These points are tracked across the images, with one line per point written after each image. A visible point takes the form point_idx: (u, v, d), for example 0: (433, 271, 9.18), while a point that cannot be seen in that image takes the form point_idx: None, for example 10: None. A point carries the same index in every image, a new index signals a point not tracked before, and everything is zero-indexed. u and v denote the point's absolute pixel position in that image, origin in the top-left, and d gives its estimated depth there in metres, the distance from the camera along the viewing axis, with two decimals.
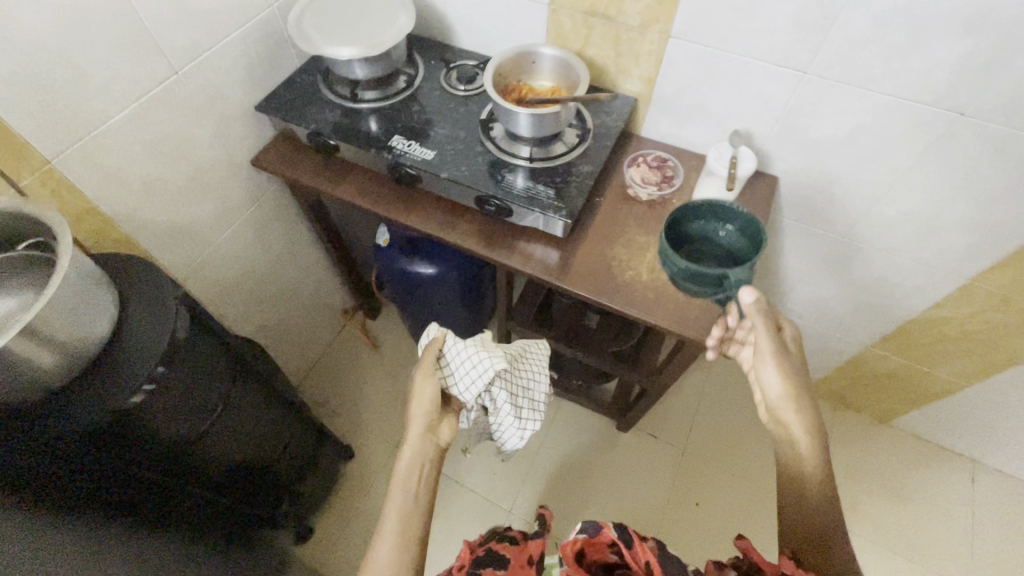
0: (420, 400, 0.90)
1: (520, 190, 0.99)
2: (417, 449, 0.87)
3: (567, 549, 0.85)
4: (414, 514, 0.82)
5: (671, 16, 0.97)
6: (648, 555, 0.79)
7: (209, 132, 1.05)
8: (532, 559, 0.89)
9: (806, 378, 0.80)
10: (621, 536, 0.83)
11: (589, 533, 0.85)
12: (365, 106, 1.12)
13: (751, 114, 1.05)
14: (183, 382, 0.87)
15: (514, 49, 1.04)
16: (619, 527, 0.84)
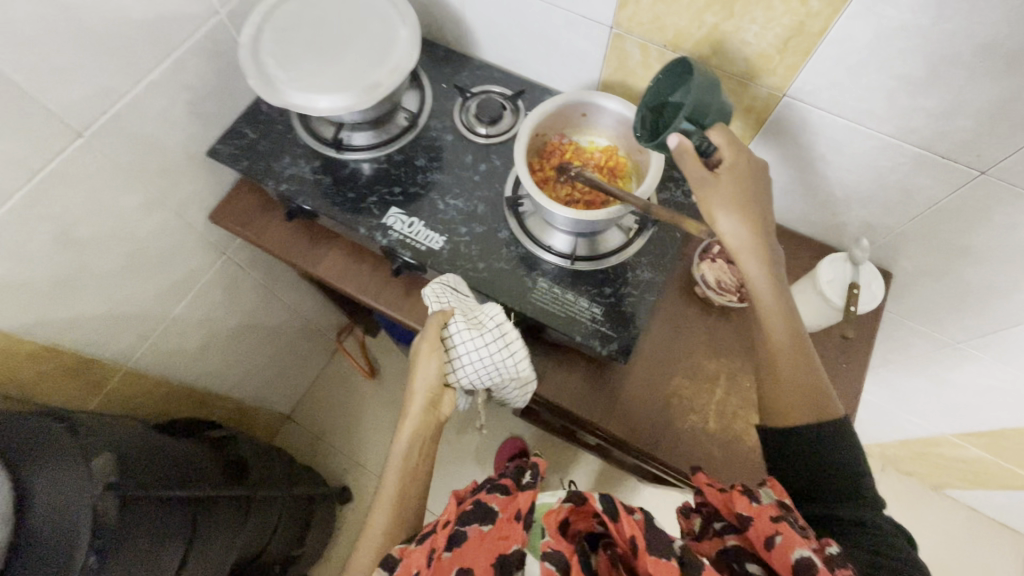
0: (422, 376, 0.73)
1: (556, 306, 0.75)
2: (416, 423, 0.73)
3: (547, 520, 0.60)
4: (410, 484, 0.73)
5: (793, 71, 0.66)
6: (638, 530, 0.56)
7: (145, 194, 0.79)
8: (521, 513, 0.63)
9: (748, 174, 0.64)
10: (606, 509, 0.59)
11: (575, 504, 0.63)
12: (354, 158, 0.84)
13: (878, 202, 0.77)
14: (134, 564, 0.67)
15: (558, 100, 0.73)
16: (603, 501, 0.60)
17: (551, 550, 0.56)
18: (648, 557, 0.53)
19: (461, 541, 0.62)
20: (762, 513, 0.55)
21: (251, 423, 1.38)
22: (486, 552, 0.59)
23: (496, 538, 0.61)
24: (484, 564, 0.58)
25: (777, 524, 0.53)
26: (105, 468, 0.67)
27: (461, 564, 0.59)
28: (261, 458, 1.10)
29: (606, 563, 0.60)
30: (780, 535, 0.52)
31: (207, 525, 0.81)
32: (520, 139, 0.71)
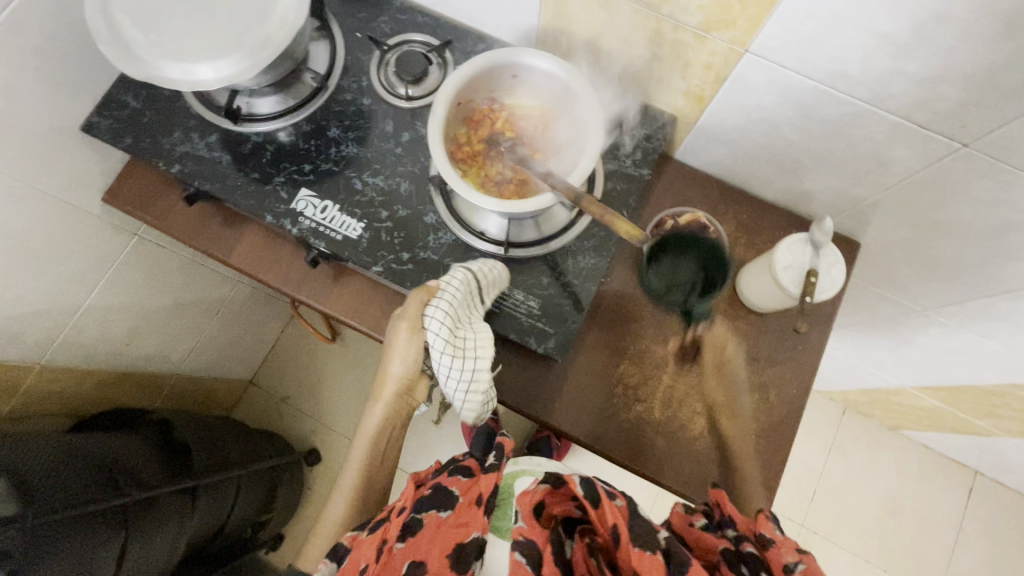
0: (399, 359, 0.63)
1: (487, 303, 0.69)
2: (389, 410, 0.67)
3: (521, 503, 0.56)
4: (373, 469, 0.68)
5: (756, 24, 0.55)
6: (621, 519, 0.49)
7: (12, 183, 0.69)
8: (482, 498, 0.58)
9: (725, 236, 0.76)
10: (586, 493, 0.53)
11: (552, 485, 0.57)
12: (257, 130, 0.72)
13: (848, 171, 0.69)
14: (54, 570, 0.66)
15: (480, 61, 0.62)
16: (585, 486, 0.53)
17: (523, 538, 0.52)
18: (632, 550, 0.46)
19: (417, 529, 0.54)
20: (786, 542, 0.49)
21: (206, 393, 1.35)
22: (444, 540, 0.53)
23: (455, 526, 0.54)
24: (439, 555, 0.51)
25: (803, 556, 0.47)
26: (7, 496, 0.64)
27: (414, 560, 0.51)
28: (209, 434, 1.07)
29: (581, 555, 0.51)
30: (802, 564, 0.46)
31: (146, 528, 0.79)
32: (433, 113, 0.61)
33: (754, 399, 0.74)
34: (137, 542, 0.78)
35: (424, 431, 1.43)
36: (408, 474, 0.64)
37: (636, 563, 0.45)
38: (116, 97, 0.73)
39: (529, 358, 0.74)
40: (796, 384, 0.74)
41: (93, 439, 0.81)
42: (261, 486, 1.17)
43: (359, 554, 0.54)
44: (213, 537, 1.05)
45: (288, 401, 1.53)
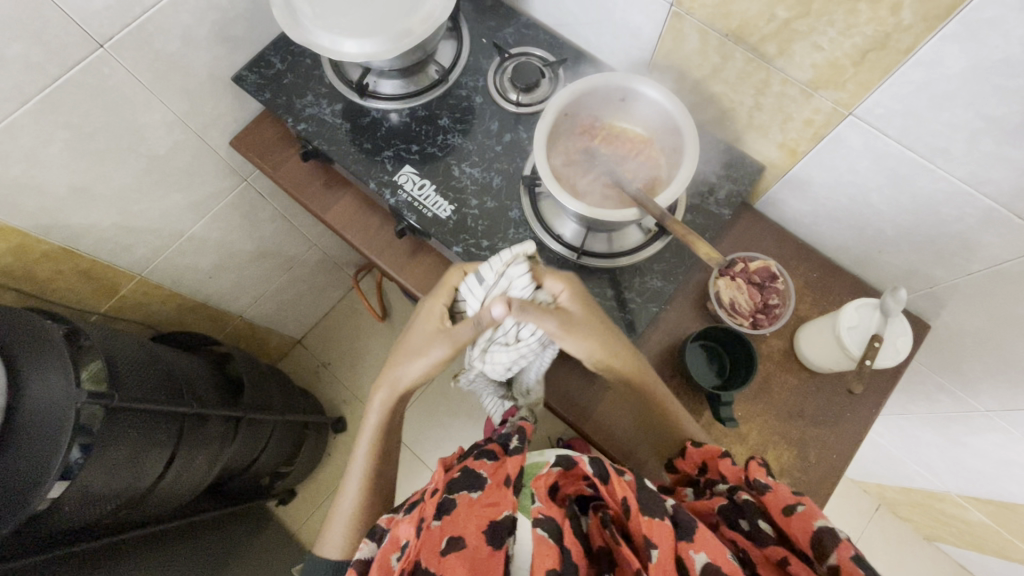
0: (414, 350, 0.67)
1: None
2: (385, 406, 0.69)
3: (537, 485, 0.58)
4: (378, 469, 0.71)
5: (865, 89, 0.58)
6: (630, 492, 0.53)
7: (165, 113, 0.79)
8: (510, 479, 0.60)
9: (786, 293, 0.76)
10: (596, 472, 0.56)
11: (564, 466, 0.59)
12: (377, 107, 0.80)
13: (930, 249, 0.69)
14: (118, 456, 0.72)
15: (594, 79, 0.67)
16: (594, 464, 0.56)
17: (541, 516, 0.54)
18: (640, 516, 0.51)
19: (452, 508, 0.57)
20: (779, 486, 0.54)
21: (261, 341, 1.44)
22: (477, 517, 0.55)
23: (486, 505, 0.57)
24: (476, 530, 0.54)
25: (799, 496, 0.51)
26: (97, 376, 0.71)
27: (453, 535, 0.54)
28: (259, 376, 1.15)
29: (596, 527, 0.56)
30: (801, 505, 0.50)
31: (193, 441, 0.86)
32: (544, 118, 0.66)
33: (792, 454, 0.74)
34: (185, 452, 0.84)
35: (447, 425, 1.47)
36: (436, 458, 0.65)
37: (647, 529, 0.50)
38: (266, 57, 0.83)
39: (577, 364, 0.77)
40: (838, 450, 0.73)
41: (167, 354, 0.89)
42: (287, 439, 1.23)
43: (399, 532, 0.56)
44: (236, 473, 1.11)
45: (328, 366, 1.60)
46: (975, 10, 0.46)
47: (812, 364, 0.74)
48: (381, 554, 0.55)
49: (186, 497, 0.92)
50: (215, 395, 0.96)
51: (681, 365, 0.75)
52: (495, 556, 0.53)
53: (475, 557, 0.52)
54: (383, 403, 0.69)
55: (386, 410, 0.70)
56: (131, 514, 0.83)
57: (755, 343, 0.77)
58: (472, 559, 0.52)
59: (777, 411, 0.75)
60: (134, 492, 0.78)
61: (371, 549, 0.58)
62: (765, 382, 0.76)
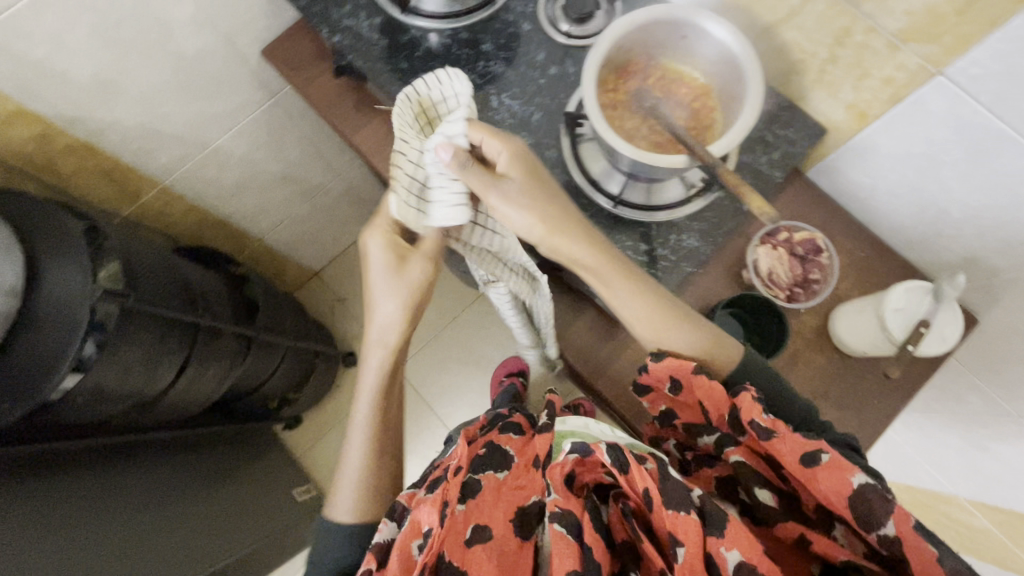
0: (385, 292, 0.59)
1: None
2: (380, 373, 0.65)
3: (551, 474, 0.56)
4: (386, 431, 0.69)
5: (964, 43, 0.52)
6: (653, 483, 0.51)
7: (196, 10, 0.75)
8: (537, 459, 0.63)
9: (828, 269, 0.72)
10: (614, 461, 0.53)
11: (581, 454, 0.56)
12: (418, 24, 0.75)
13: (997, 236, 0.64)
14: (130, 357, 0.72)
15: (657, 10, 0.61)
16: (611, 453, 0.53)
17: (559, 510, 0.54)
18: (665, 513, 0.49)
19: (478, 491, 0.59)
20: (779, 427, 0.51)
21: (278, 268, 1.44)
22: (505, 504, 0.59)
23: (514, 488, 0.60)
24: (502, 518, 0.58)
25: (816, 442, 0.49)
26: (114, 276, 0.69)
27: (477, 524, 0.56)
28: (273, 300, 1.14)
29: (618, 518, 0.56)
30: (824, 453, 0.48)
31: (205, 354, 0.86)
32: (596, 47, 0.61)
33: None
34: (196, 363, 0.85)
35: (455, 372, 1.47)
36: (459, 429, 0.65)
37: (672, 526, 0.49)
38: None
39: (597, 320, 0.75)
40: (859, 435, 0.71)
41: (185, 267, 0.88)
42: (295, 368, 1.24)
43: (420, 517, 0.55)
44: (243, 393, 1.12)
45: (342, 301, 1.60)
46: None
47: (846, 348, 0.70)
48: (402, 539, 0.54)
49: (192, 408, 0.93)
50: (230, 313, 0.96)
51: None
52: (522, 547, 0.57)
53: (503, 550, 0.56)
54: (382, 366, 0.65)
55: (387, 367, 0.65)
56: (139, 417, 0.84)
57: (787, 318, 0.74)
58: (500, 550, 0.56)
59: (800, 390, 0.72)
60: (143, 395, 0.78)
61: (390, 531, 0.58)
62: (791, 359, 0.73)
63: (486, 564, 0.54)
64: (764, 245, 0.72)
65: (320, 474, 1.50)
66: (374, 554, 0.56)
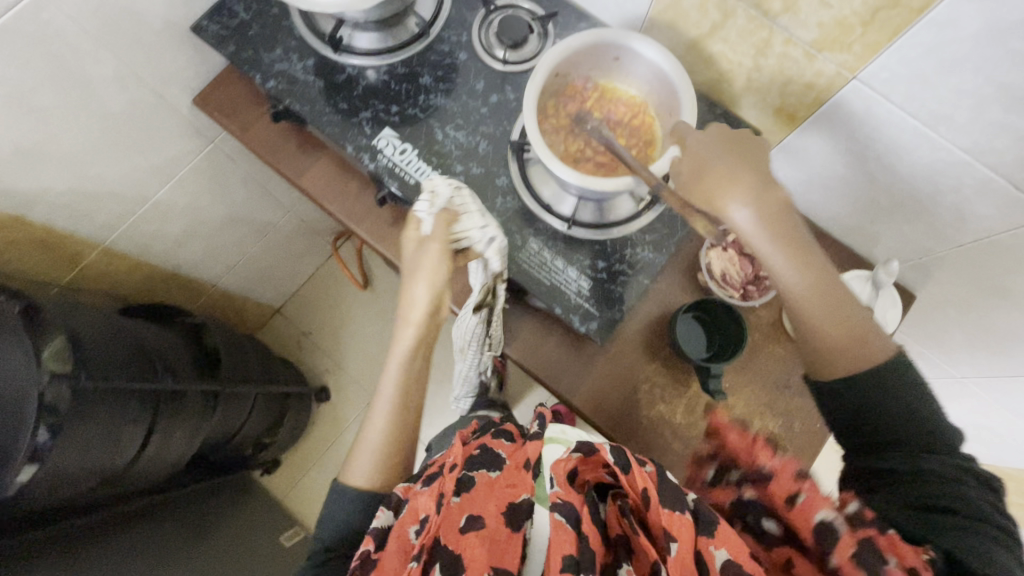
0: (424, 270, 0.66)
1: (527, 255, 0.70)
2: (406, 345, 0.69)
3: (556, 469, 0.55)
4: (410, 395, 0.71)
5: (872, 51, 0.55)
6: (650, 484, 0.53)
7: (117, 67, 0.72)
8: (528, 462, 0.64)
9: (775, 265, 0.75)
10: (618, 461, 0.55)
11: (584, 454, 0.57)
12: (353, 63, 0.74)
13: (923, 220, 0.68)
14: (90, 436, 0.68)
15: (587, 35, 0.63)
16: (615, 454, 0.55)
17: (561, 501, 0.53)
18: (662, 511, 0.51)
19: (471, 488, 0.60)
20: (785, 468, 0.51)
21: (237, 310, 1.40)
22: (496, 500, 0.59)
23: (506, 486, 0.60)
24: (494, 510, 0.57)
25: (800, 484, 0.49)
26: (60, 355, 0.66)
27: (472, 515, 0.56)
28: (235, 346, 1.11)
29: (614, 515, 0.56)
30: (802, 496, 0.49)
31: (170, 418, 0.83)
32: (533, 77, 0.62)
33: (776, 424, 0.75)
34: (161, 429, 0.81)
35: None
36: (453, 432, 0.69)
37: (668, 523, 0.50)
38: (227, 5, 0.76)
39: (742, 206, 0.53)
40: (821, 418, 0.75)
41: (138, 328, 0.84)
42: (268, 412, 1.20)
43: (417, 504, 0.58)
44: (214, 445, 1.08)
45: (308, 335, 1.57)
46: None
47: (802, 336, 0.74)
48: (399, 527, 0.57)
49: (163, 473, 0.90)
50: (191, 368, 0.92)
51: (671, 336, 0.74)
52: (512, 538, 0.55)
53: (494, 537, 0.55)
54: (409, 340, 0.69)
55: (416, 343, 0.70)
56: (107, 490, 0.81)
57: (744, 315, 0.77)
58: (492, 535, 0.55)
59: (764, 383, 0.76)
60: (108, 470, 0.75)
61: (387, 518, 0.60)
62: (753, 353, 0.76)
63: (478, 545, 0.53)
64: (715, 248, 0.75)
65: (307, 513, 1.47)
66: (373, 538, 0.58)
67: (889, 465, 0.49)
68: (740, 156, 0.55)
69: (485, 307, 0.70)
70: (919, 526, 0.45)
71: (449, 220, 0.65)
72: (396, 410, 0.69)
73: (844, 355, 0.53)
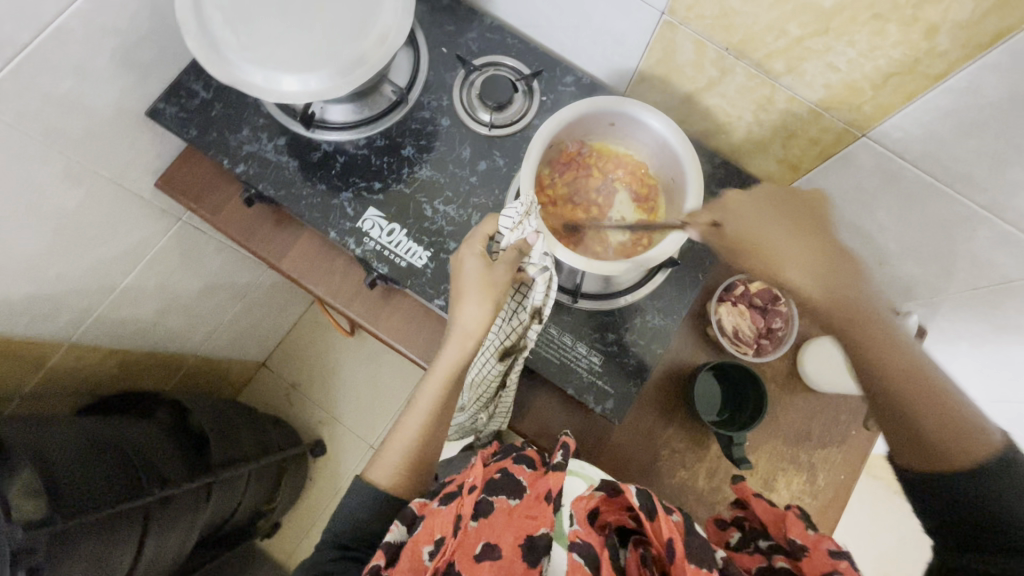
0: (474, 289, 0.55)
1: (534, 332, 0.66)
2: (452, 369, 0.57)
3: (575, 506, 0.51)
4: (448, 408, 0.60)
5: (884, 112, 0.52)
6: (677, 535, 0.47)
7: (69, 163, 0.65)
8: (552, 494, 0.53)
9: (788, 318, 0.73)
10: (642, 507, 0.49)
11: (608, 494, 0.53)
12: (329, 139, 0.69)
13: (936, 265, 0.66)
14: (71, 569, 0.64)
15: (581, 105, 0.58)
16: (642, 498, 0.50)
17: (580, 542, 0.48)
18: (687, 567, 0.45)
19: (489, 512, 0.53)
20: (818, 544, 0.49)
21: (221, 373, 1.33)
22: (516, 528, 0.51)
23: (525, 516, 0.52)
24: (512, 542, 0.50)
25: (834, 562, 0.47)
26: (28, 489, 0.62)
27: (488, 543, 0.50)
28: (226, 420, 1.04)
29: (635, 564, 0.50)
30: (837, 574, 0.46)
31: (161, 525, 0.77)
32: (529, 155, 0.57)
33: (800, 479, 0.73)
34: (153, 540, 0.76)
35: None
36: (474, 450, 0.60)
37: None
38: (186, 84, 0.70)
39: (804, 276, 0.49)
40: (844, 469, 0.73)
41: (115, 430, 0.79)
42: (264, 483, 1.14)
43: (433, 523, 0.51)
44: (212, 530, 1.03)
45: (298, 387, 1.50)
46: (1023, 41, 0.41)
47: (820, 388, 0.72)
48: (413, 544, 0.50)
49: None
50: (183, 464, 0.85)
51: (688, 401, 0.71)
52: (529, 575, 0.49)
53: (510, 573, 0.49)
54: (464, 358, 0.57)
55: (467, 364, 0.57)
56: None
57: (759, 368, 0.74)
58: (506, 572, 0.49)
59: (785, 436, 0.73)
60: None
61: (400, 534, 0.53)
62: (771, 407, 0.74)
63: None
64: (725, 304, 0.73)
65: None
66: (384, 551, 0.51)
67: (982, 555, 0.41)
68: (793, 219, 0.52)
69: (510, 355, 0.62)
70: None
71: (490, 232, 0.58)
72: (431, 424, 0.59)
73: (920, 448, 0.45)
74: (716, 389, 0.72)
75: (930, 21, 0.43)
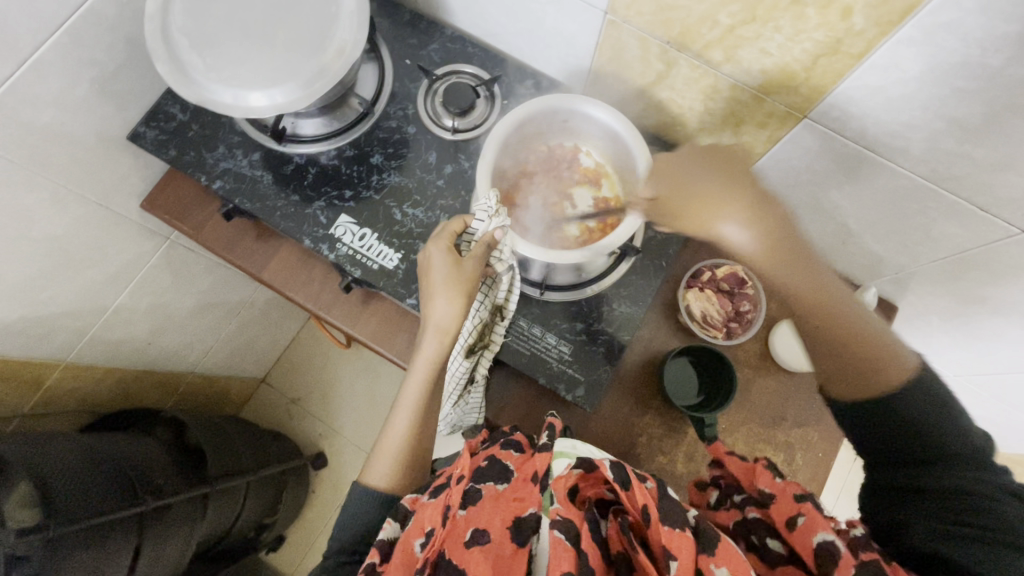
0: (443, 286, 0.58)
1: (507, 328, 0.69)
2: (424, 368, 0.61)
3: (555, 487, 0.51)
4: (432, 398, 0.61)
5: (819, 93, 0.55)
6: (651, 500, 0.48)
7: (55, 188, 0.69)
8: (538, 475, 0.53)
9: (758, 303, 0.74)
10: (617, 478, 0.50)
11: (585, 470, 0.52)
12: (301, 152, 0.72)
13: (895, 240, 0.67)
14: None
15: (533, 105, 0.61)
16: (615, 469, 0.50)
17: (560, 518, 0.47)
18: (661, 528, 0.45)
19: (478, 500, 0.52)
20: (786, 491, 0.49)
21: (220, 391, 1.36)
22: (503, 511, 0.51)
23: (512, 499, 0.52)
24: (501, 526, 0.49)
25: (800, 505, 0.47)
26: (25, 501, 0.65)
27: (477, 528, 0.49)
28: (223, 433, 1.06)
29: (614, 533, 0.49)
30: (802, 516, 0.46)
31: (158, 534, 0.80)
32: (484, 153, 0.60)
33: (778, 459, 0.73)
34: (149, 548, 0.78)
35: None
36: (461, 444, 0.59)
37: (665, 540, 0.45)
38: (164, 108, 0.73)
39: (739, 224, 0.50)
40: (821, 446, 0.73)
41: (112, 444, 0.81)
42: (265, 497, 1.15)
43: (424, 517, 0.51)
44: (213, 541, 1.04)
45: (297, 402, 1.53)
46: (929, 15, 0.43)
47: (792, 368, 0.73)
48: (404, 539, 0.50)
49: None
50: (179, 475, 0.88)
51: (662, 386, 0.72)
52: (520, 554, 0.48)
53: (500, 555, 0.48)
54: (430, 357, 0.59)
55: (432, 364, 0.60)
56: None
57: (730, 352, 0.76)
58: (497, 556, 0.47)
59: (761, 417, 0.74)
60: None
61: (394, 530, 0.53)
62: (745, 389, 0.75)
63: (482, 568, 0.46)
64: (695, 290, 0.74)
65: None
66: (377, 549, 0.51)
67: (916, 476, 0.45)
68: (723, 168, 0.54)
69: (476, 351, 0.65)
70: (941, 545, 0.41)
71: (459, 229, 0.61)
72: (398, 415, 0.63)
73: (860, 382, 0.48)
74: (689, 372, 0.74)
75: (843, 2, 0.45)
